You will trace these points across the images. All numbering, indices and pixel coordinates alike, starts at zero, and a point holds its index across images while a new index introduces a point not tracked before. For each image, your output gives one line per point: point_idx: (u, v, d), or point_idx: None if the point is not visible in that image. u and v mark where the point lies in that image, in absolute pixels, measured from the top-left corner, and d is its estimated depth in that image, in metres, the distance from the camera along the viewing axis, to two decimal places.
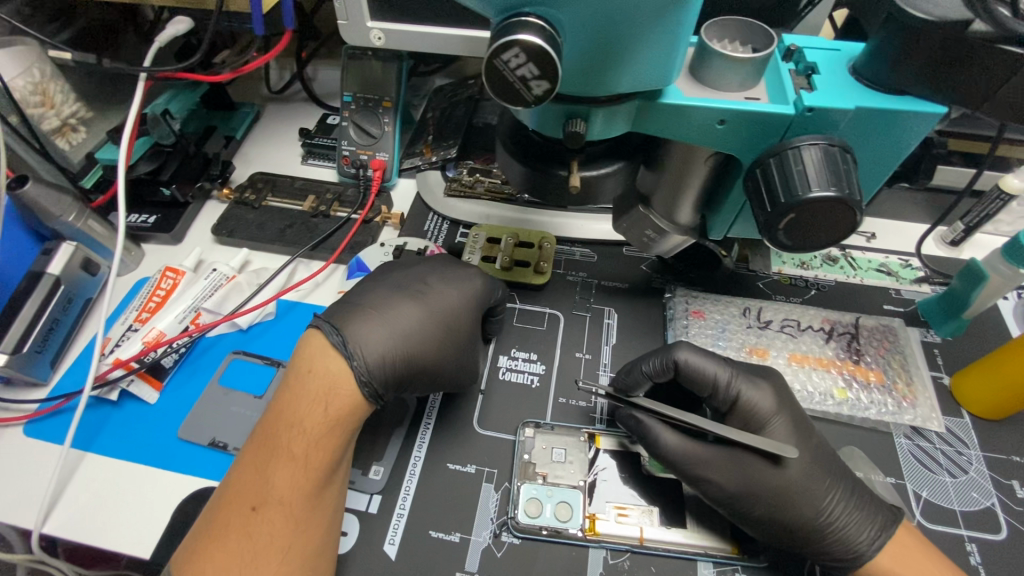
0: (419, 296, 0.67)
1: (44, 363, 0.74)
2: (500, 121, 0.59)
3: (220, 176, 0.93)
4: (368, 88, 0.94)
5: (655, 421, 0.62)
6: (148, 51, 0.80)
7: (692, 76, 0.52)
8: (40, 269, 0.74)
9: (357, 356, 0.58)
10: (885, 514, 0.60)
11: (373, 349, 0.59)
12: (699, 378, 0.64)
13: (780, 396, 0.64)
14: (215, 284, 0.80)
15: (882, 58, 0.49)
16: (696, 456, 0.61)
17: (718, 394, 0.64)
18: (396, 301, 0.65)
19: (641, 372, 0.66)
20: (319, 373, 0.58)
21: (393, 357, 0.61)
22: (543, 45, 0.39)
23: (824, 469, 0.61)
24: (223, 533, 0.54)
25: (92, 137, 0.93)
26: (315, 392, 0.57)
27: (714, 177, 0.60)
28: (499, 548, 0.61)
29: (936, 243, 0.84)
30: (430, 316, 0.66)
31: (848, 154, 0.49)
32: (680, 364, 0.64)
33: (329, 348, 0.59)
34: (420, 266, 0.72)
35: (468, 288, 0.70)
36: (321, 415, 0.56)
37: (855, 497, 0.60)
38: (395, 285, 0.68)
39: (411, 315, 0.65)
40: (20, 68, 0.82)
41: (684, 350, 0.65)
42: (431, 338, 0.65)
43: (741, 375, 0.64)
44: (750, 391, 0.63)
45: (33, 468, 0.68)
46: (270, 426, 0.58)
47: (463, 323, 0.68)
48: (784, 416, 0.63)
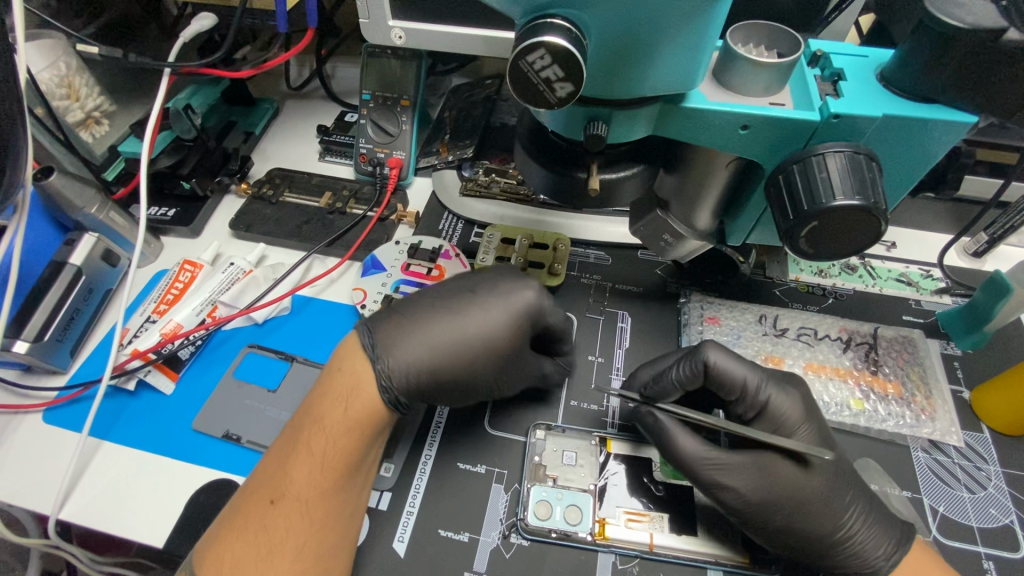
0: (461, 309, 0.63)
1: (64, 352, 0.75)
2: (519, 121, 0.59)
3: (239, 172, 0.95)
4: (387, 87, 0.95)
5: (676, 425, 0.60)
6: (173, 47, 0.82)
7: (715, 80, 0.52)
8: (63, 259, 0.76)
9: (382, 358, 0.60)
10: (903, 528, 0.59)
11: (401, 356, 0.60)
12: (728, 381, 0.62)
13: (808, 406, 0.63)
14: (231, 278, 0.80)
15: (910, 66, 0.49)
16: (716, 462, 0.59)
17: (746, 398, 0.62)
18: (434, 314, 0.63)
19: (669, 377, 0.64)
20: (347, 374, 0.61)
21: (419, 369, 0.61)
22: (569, 47, 0.39)
23: (846, 481, 0.60)
24: (242, 524, 0.55)
25: (115, 130, 0.94)
26: (341, 393, 0.59)
27: (734, 183, 0.59)
28: (507, 549, 0.61)
29: (959, 254, 0.83)
30: (469, 336, 0.62)
31: (873, 162, 0.48)
32: (710, 367, 0.62)
33: (359, 351, 0.62)
34: (467, 278, 0.67)
35: (513, 305, 0.63)
36: (345, 415, 0.58)
37: (874, 510, 0.59)
38: (439, 296, 0.65)
39: (445, 328, 0.62)
40: (47, 61, 0.84)
41: (713, 351, 0.62)
42: (462, 354, 0.62)
43: (770, 381, 0.63)
44: (779, 398, 0.62)
45: (51, 454, 0.69)
46: (295, 425, 0.60)
47: (502, 345, 0.62)
48: (812, 426, 0.62)
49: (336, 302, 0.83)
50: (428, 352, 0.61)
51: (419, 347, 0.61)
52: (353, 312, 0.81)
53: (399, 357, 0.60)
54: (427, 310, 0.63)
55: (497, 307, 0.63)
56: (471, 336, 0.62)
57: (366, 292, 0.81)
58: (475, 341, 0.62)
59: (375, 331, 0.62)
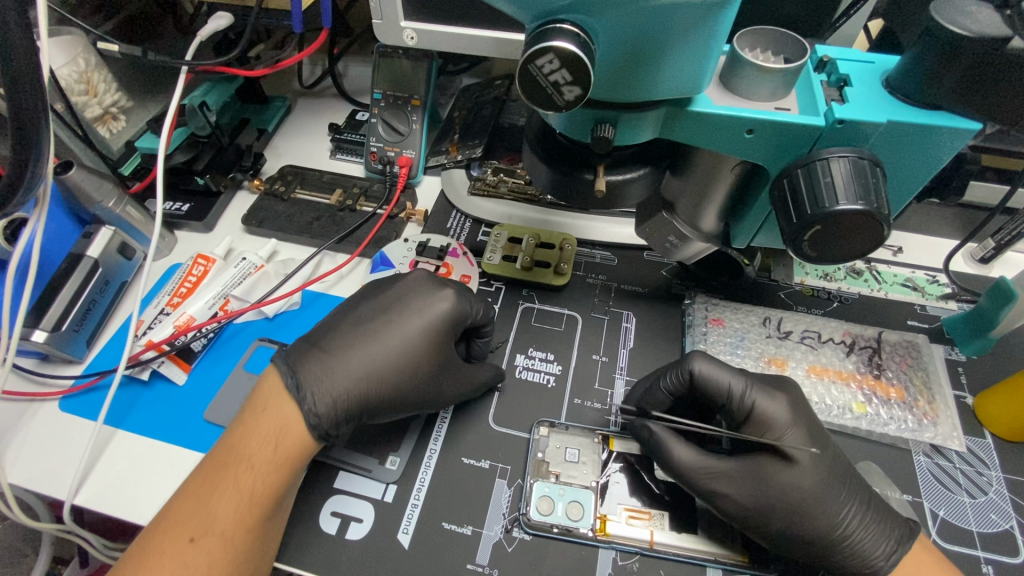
0: (381, 328, 0.67)
1: (80, 342, 0.77)
2: (528, 123, 0.60)
3: (252, 169, 0.96)
4: (398, 86, 0.96)
5: (667, 434, 0.62)
6: (190, 44, 0.83)
7: (722, 84, 0.53)
8: (81, 252, 0.78)
9: (305, 394, 0.60)
10: (901, 529, 0.59)
11: (320, 384, 0.61)
12: (712, 388, 0.63)
13: (796, 408, 0.62)
14: (243, 273, 0.82)
15: (916, 72, 0.49)
16: (713, 469, 0.60)
17: (732, 404, 0.63)
18: (355, 339, 0.66)
19: (660, 389, 0.66)
20: (270, 413, 0.60)
21: (347, 395, 0.62)
22: (577, 51, 0.39)
23: (839, 479, 0.60)
24: (156, 562, 0.54)
25: (131, 126, 0.97)
26: (267, 432, 0.59)
27: (740, 186, 0.60)
28: (510, 543, 0.62)
29: (965, 260, 0.83)
30: (390, 350, 0.65)
31: (877, 168, 0.49)
32: (694, 375, 0.64)
33: (281, 389, 0.61)
34: (382, 295, 0.70)
35: (427, 321, 0.68)
36: (270, 453, 0.58)
37: (871, 509, 0.59)
38: (360, 316, 0.68)
39: (366, 349, 0.65)
40: (67, 58, 0.86)
41: (698, 360, 0.64)
42: (389, 371, 0.64)
43: (755, 386, 0.63)
44: (764, 402, 0.62)
45: (67, 441, 0.71)
46: (216, 462, 0.59)
47: (422, 357, 0.66)
48: (801, 427, 0.61)
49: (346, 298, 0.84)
50: (348, 372, 0.63)
51: (340, 372, 0.62)
52: None
53: (324, 389, 0.61)
54: (347, 335, 0.66)
55: (414, 319, 0.67)
56: (389, 349, 0.65)
57: None
58: (395, 353, 0.65)
59: (295, 362, 0.63)
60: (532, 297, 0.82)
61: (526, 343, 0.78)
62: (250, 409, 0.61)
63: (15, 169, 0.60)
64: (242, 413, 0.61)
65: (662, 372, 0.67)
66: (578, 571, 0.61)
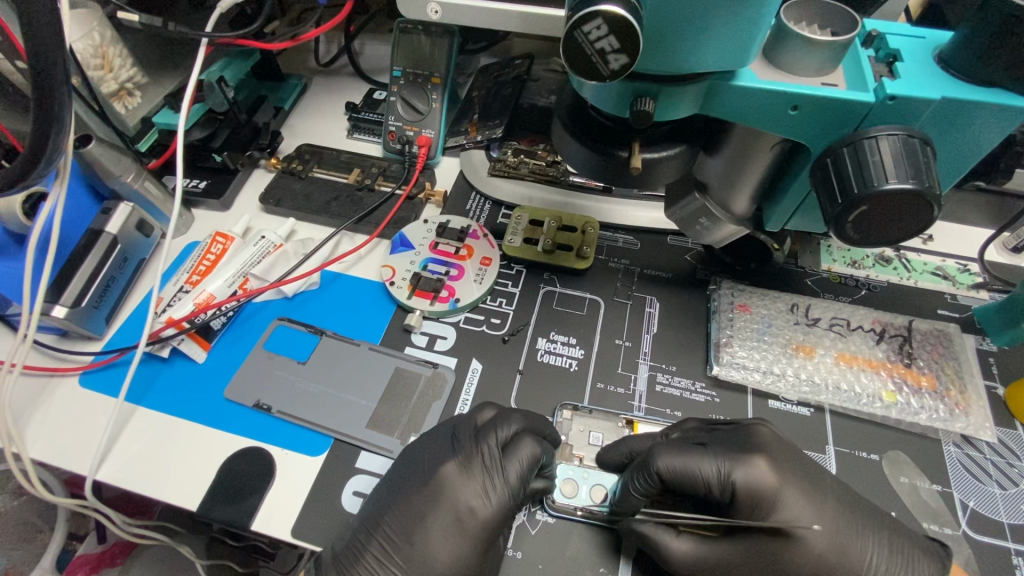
0: (407, 560, 0.56)
1: (100, 319, 0.77)
2: (558, 101, 0.59)
3: (269, 147, 0.95)
4: (418, 63, 0.94)
5: (659, 530, 0.57)
6: (209, 16, 0.81)
7: (766, 59, 0.51)
8: (100, 227, 0.77)
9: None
10: (930, 563, 0.56)
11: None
12: (686, 478, 0.56)
13: (778, 466, 0.56)
14: (263, 251, 0.82)
15: (971, 48, 0.47)
16: (713, 556, 0.57)
17: (713, 489, 0.57)
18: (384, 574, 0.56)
19: (631, 495, 0.57)
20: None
21: None
22: (627, 15, 0.38)
23: (858, 528, 0.56)
24: None
25: (147, 102, 0.95)
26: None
27: (776, 166, 0.58)
28: (533, 525, 0.62)
29: (998, 249, 0.81)
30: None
31: (927, 146, 0.47)
32: (664, 472, 0.56)
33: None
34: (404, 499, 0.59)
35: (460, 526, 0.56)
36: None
37: (896, 553, 0.56)
38: (380, 548, 0.57)
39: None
40: (82, 31, 0.84)
41: (661, 457, 0.56)
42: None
43: (727, 458, 0.56)
44: (746, 473, 0.56)
45: (88, 418, 0.71)
46: None
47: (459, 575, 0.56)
48: (791, 483, 0.56)
49: (365, 279, 0.83)
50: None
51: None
52: (381, 288, 0.82)
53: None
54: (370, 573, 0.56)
55: (443, 544, 0.57)
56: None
57: (394, 269, 0.81)
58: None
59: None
60: (553, 281, 0.81)
61: (548, 327, 0.77)
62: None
63: (37, 141, 0.59)
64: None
65: (626, 476, 0.59)
66: (602, 555, 0.60)
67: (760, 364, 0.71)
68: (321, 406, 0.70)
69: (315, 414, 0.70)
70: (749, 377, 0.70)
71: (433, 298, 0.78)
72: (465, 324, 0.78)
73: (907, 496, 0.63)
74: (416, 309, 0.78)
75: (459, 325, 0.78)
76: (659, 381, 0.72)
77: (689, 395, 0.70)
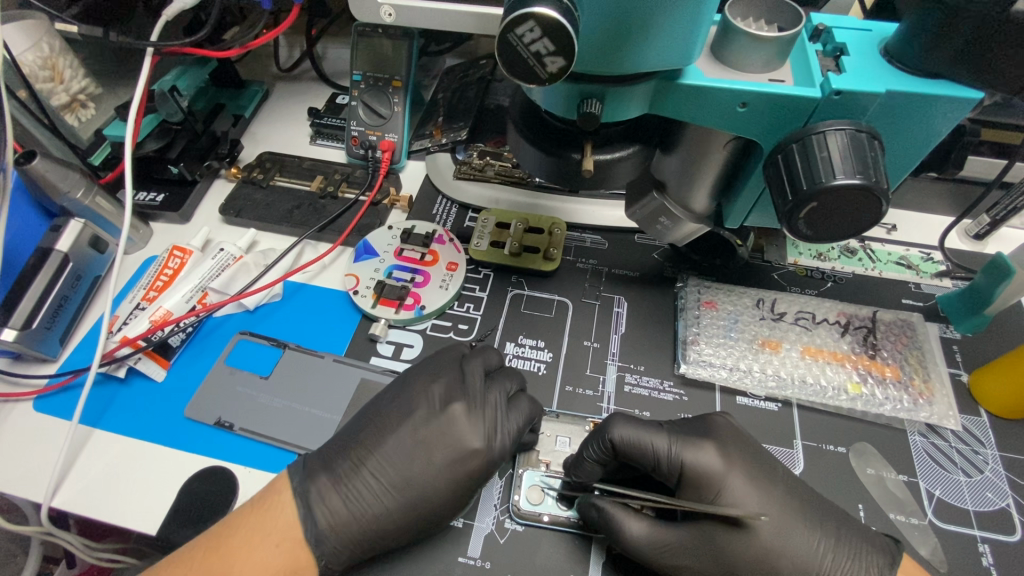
0: (400, 479, 0.59)
1: (53, 340, 0.74)
2: (512, 103, 0.58)
3: (228, 156, 0.92)
4: (378, 67, 0.92)
5: (618, 508, 0.57)
6: (155, 25, 0.78)
7: (713, 56, 0.50)
8: (49, 246, 0.75)
9: (320, 539, 0.57)
10: (881, 557, 0.55)
11: (337, 532, 0.57)
12: (638, 453, 0.58)
13: (727, 454, 0.58)
14: (222, 264, 0.79)
15: (915, 41, 0.47)
16: (665, 540, 0.56)
17: (662, 466, 0.58)
18: (375, 489, 0.59)
19: (585, 462, 0.59)
20: (285, 549, 0.56)
21: (354, 537, 0.58)
22: (560, 19, 0.37)
23: (805, 515, 0.57)
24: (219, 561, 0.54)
25: (101, 114, 0.93)
26: (272, 568, 0.55)
27: (732, 163, 0.58)
28: (502, 534, 0.61)
29: (960, 237, 0.82)
30: (413, 504, 0.58)
31: (875, 141, 0.47)
32: (618, 443, 0.58)
33: (297, 525, 0.57)
34: (413, 418, 0.61)
35: (461, 452, 0.59)
36: (263, 574, 0.54)
37: (843, 543, 0.56)
38: (377, 465, 0.60)
39: (379, 506, 0.58)
40: (30, 42, 0.81)
41: (618, 426, 0.58)
42: (439, 485, 0.58)
43: (680, 438, 0.59)
44: (695, 455, 0.57)
45: (43, 444, 0.68)
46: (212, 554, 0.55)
47: (455, 487, 0.58)
48: (738, 470, 0.58)
49: (329, 288, 0.81)
50: (360, 521, 0.58)
51: (353, 527, 0.58)
52: (346, 298, 0.80)
53: (330, 514, 0.58)
54: (366, 483, 0.59)
55: (444, 470, 0.58)
56: (417, 510, 0.58)
57: (358, 277, 0.80)
58: (418, 505, 0.58)
59: (311, 497, 0.58)
60: (521, 283, 0.80)
61: (516, 331, 0.76)
62: (254, 535, 0.55)
63: None
64: (252, 526, 0.56)
65: (584, 442, 0.61)
66: (571, 561, 0.59)
67: (727, 361, 0.71)
68: (282, 421, 0.69)
69: (277, 429, 0.68)
70: (717, 375, 0.70)
71: (398, 306, 0.77)
72: (432, 331, 0.77)
73: (874, 487, 0.63)
74: (381, 318, 0.76)
75: (425, 332, 0.77)
76: (627, 382, 0.71)
77: (657, 395, 0.70)
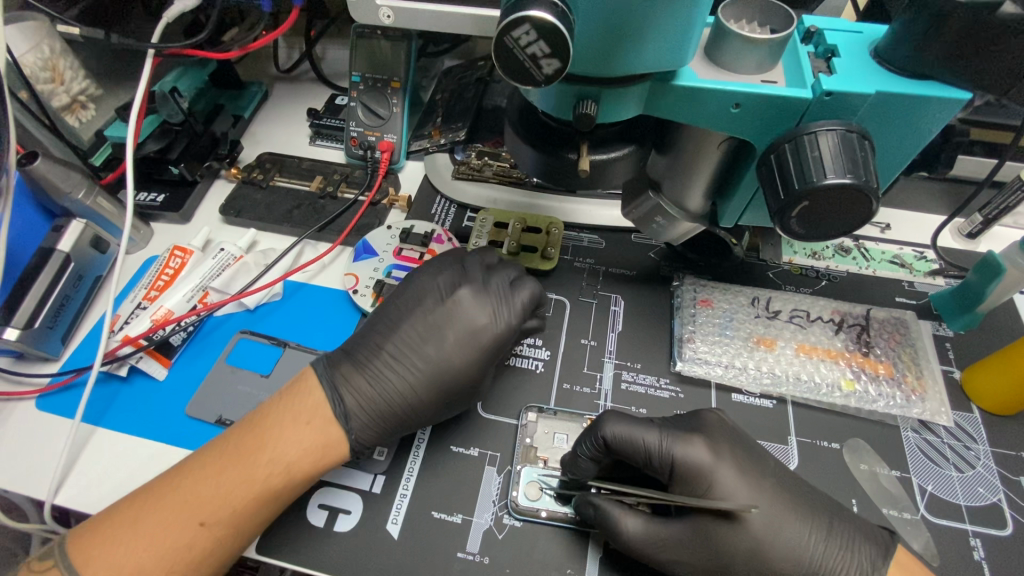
0: (420, 360, 0.64)
1: (55, 339, 0.75)
2: (509, 104, 0.58)
3: (228, 156, 0.93)
4: (377, 68, 0.93)
5: (612, 505, 0.58)
6: (155, 26, 0.79)
7: (707, 57, 0.51)
8: (51, 246, 0.75)
9: (349, 415, 0.61)
10: (873, 550, 0.56)
11: (366, 406, 0.62)
12: (631, 450, 0.59)
13: (717, 449, 0.59)
14: (222, 264, 0.80)
15: (904, 43, 0.48)
16: (660, 536, 0.57)
17: (655, 462, 0.59)
18: (397, 369, 0.64)
19: (580, 459, 0.60)
20: (315, 428, 0.59)
21: (383, 411, 0.62)
22: (555, 22, 0.38)
23: (799, 509, 0.58)
24: (254, 440, 0.58)
25: (102, 115, 0.93)
26: (305, 443, 0.58)
27: (726, 163, 0.58)
28: (500, 530, 0.62)
29: (953, 235, 0.83)
30: (433, 378, 0.63)
31: (865, 141, 0.48)
32: (611, 441, 0.59)
33: (324, 404, 0.61)
34: (425, 302, 0.66)
35: (472, 330, 0.64)
36: (296, 447, 0.58)
37: (836, 537, 0.57)
38: (396, 348, 0.65)
39: (403, 382, 0.63)
40: (30, 44, 0.82)
41: (610, 424, 0.59)
42: (455, 359, 0.63)
43: (671, 434, 0.60)
44: (686, 450, 0.58)
45: (46, 442, 0.69)
46: (247, 432, 0.59)
47: (469, 366, 0.64)
48: (729, 464, 0.58)
49: (328, 287, 0.82)
50: (387, 397, 0.63)
51: (381, 405, 0.62)
52: (345, 297, 0.81)
53: (356, 393, 0.62)
54: (388, 363, 0.64)
55: (458, 350, 0.64)
56: (434, 386, 0.63)
57: (358, 277, 0.81)
58: (438, 378, 0.63)
59: (337, 380, 0.63)
60: None
61: None
62: (288, 414, 0.59)
63: None
64: (280, 402, 0.61)
65: (578, 439, 0.62)
66: (569, 556, 0.60)
67: (722, 358, 0.72)
68: None
69: None
70: (712, 372, 0.71)
71: None
72: None
73: (868, 483, 0.64)
74: None
75: None
76: (624, 380, 0.72)
77: (653, 393, 0.71)
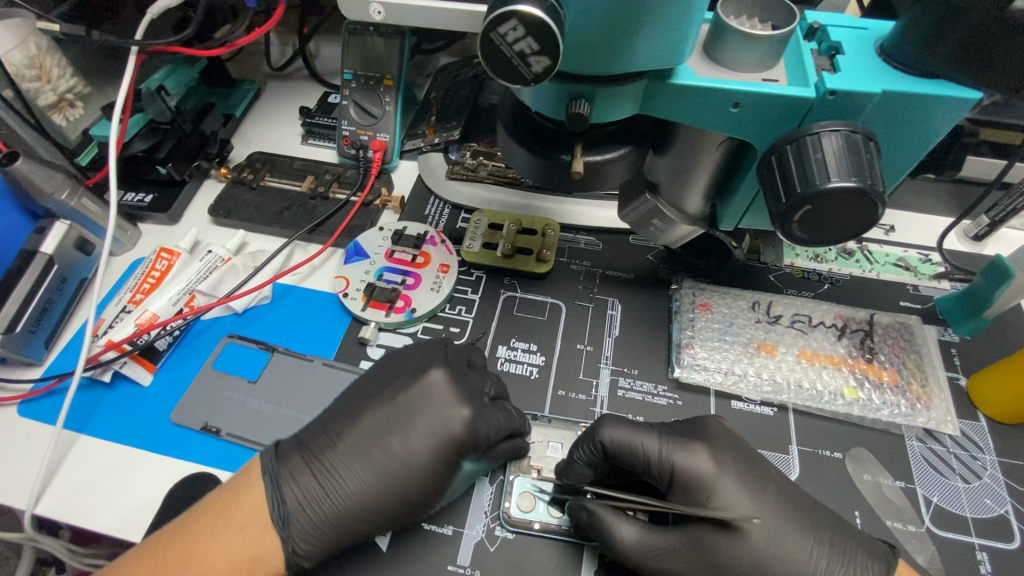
0: (378, 459, 0.55)
1: (39, 343, 0.73)
2: (501, 102, 0.56)
3: (218, 156, 0.91)
4: (369, 65, 0.91)
5: (608, 512, 0.56)
6: (140, 23, 0.76)
7: (706, 55, 0.49)
8: (34, 248, 0.73)
9: (290, 519, 0.53)
10: (876, 565, 0.54)
11: (309, 512, 0.54)
12: (629, 455, 0.58)
13: (720, 458, 0.57)
14: (210, 266, 0.78)
15: (912, 39, 0.46)
16: (656, 544, 0.56)
17: (654, 469, 0.58)
18: (351, 464, 0.55)
19: (576, 463, 0.59)
20: (250, 535, 0.52)
21: (329, 518, 0.54)
22: (544, 17, 0.36)
23: (799, 522, 0.56)
24: (183, 546, 0.51)
25: (90, 113, 0.92)
26: (234, 557, 0.51)
27: (726, 165, 0.56)
28: (492, 542, 0.60)
29: (959, 238, 0.81)
30: (389, 481, 0.54)
31: (871, 143, 0.46)
32: (609, 444, 0.58)
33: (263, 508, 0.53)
34: (394, 383, 0.58)
35: (440, 430, 0.55)
36: (223, 562, 0.50)
37: (839, 552, 0.55)
38: (353, 441, 0.56)
39: (356, 480, 0.55)
40: (15, 41, 0.80)
41: (609, 427, 0.58)
42: (417, 462, 0.54)
43: (672, 441, 0.58)
44: (687, 458, 0.57)
45: (27, 449, 0.67)
46: (176, 538, 0.52)
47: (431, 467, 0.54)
48: (731, 474, 0.56)
49: (318, 290, 0.80)
50: (337, 499, 0.54)
51: (326, 510, 0.54)
52: (335, 300, 0.79)
53: (301, 495, 0.55)
54: (342, 462, 0.56)
55: (422, 445, 0.55)
56: (390, 487, 0.54)
57: (348, 280, 0.79)
58: (394, 481, 0.55)
59: (282, 476, 0.55)
60: (513, 285, 0.79)
61: (508, 334, 0.75)
62: (220, 509, 0.52)
63: None
64: (215, 502, 0.54)
65: (576, 442, 0.61)
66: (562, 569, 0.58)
67: (722, 365, 0.70)
68: (269, 427, 0.68)
69: (264, 434, 0.67)
70: (711, 379, 0.69)
71: (388, 308, 0.76)
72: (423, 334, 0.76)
73: (871, 494, 0.62)
74: (372, 320, 0.75)
75: (416, 336, 0.76)
76: (621, 386, 0.70)
77: (651, 400, 0.69)
